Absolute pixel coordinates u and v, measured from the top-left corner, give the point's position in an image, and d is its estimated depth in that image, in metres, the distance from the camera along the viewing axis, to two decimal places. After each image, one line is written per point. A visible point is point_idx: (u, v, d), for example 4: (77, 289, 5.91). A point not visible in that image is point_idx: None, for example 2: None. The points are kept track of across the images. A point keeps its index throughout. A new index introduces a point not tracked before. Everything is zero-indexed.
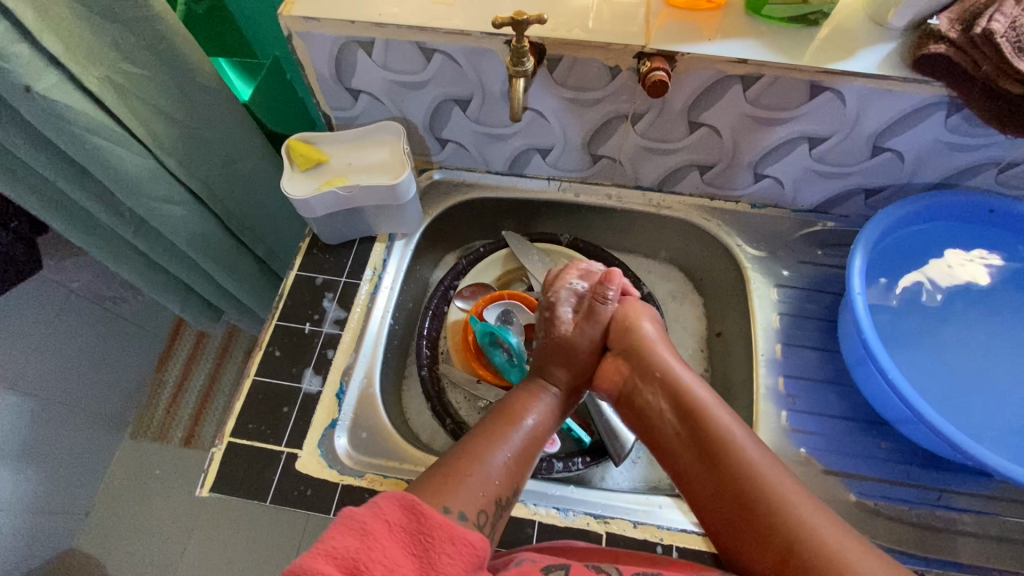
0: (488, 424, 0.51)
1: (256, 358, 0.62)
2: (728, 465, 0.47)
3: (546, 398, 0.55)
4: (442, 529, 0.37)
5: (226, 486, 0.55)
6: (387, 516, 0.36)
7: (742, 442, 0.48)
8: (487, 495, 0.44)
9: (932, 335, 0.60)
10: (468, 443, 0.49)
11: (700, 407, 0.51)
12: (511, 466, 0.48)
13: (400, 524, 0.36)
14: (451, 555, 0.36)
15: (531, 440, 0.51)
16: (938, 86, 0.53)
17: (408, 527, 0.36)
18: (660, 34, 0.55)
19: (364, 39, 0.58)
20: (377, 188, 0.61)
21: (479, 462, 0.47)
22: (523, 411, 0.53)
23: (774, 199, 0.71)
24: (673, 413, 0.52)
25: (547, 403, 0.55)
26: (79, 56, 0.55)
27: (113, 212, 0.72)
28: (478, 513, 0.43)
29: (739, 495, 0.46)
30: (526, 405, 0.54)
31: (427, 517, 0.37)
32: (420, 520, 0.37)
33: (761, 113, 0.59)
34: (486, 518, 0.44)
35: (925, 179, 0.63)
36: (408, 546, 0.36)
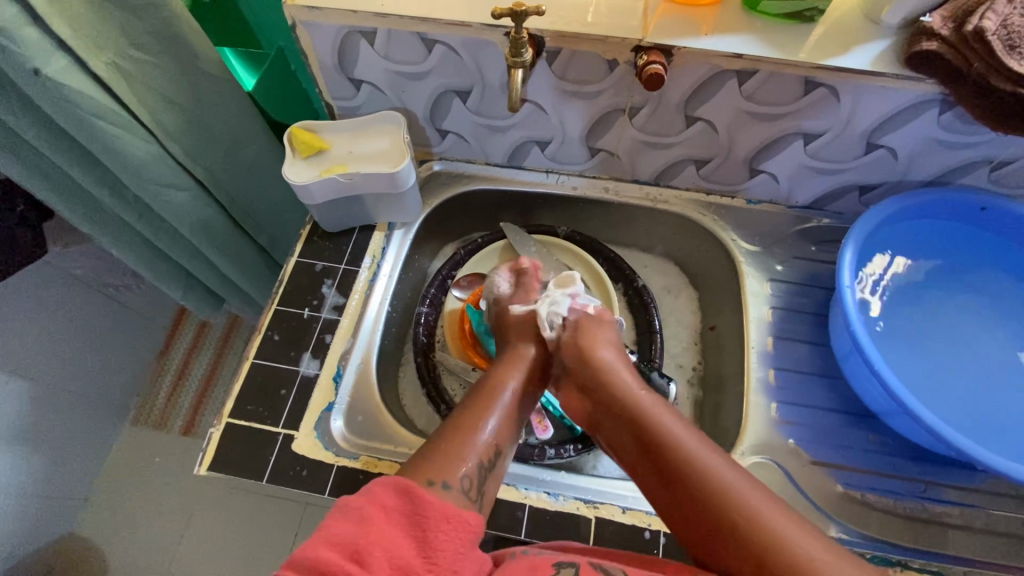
0: (474, 398, 0.53)
1: (255, 342, 0.63)
2: (677, 461, 0.47)
3: (522, 371, 0.57)
4: (437, 510, 0.38)
5: (224, 465, 0.56)
6: (385, 502, 0.38)
7: (683, 438, 0.48)
8: (472, 462, 0.46)
9: (921, 331, 0.61)
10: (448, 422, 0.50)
11: (646, 413, 0.51)
12: (495, 434, 0.50)
13: (397, 510, 0.38)
14: (447, 533, 0.37)
15: (513, 410, 0.53)
16: (930, 83, 0.53)
17: (405, 510, 0.38)
18: (657, 28, 0.56)
19: (366, 29, 0.59)
20: (377, 177, 0.62)
21: (465, 432, 0.48)
22: (504, 384, 0.55)
23: (770, 195, 0.71)
24: (635, 445, 0.51)
25: (524, 372, 0.57)
26: (87, 41, 0.56)
27: (118, 197, 0.73)
28: (463, 479, 0.45)
29: (699, 498, 0.45)
30: (505, 378, 0.55)
31: (422, 498, 0.38)
32: (415, 501, 0.38)
33: (756, 108, 0.60)
34: (470, 480, 0.45)
35: (918, 177, 0.64)
36: (406, 529, 0.37)
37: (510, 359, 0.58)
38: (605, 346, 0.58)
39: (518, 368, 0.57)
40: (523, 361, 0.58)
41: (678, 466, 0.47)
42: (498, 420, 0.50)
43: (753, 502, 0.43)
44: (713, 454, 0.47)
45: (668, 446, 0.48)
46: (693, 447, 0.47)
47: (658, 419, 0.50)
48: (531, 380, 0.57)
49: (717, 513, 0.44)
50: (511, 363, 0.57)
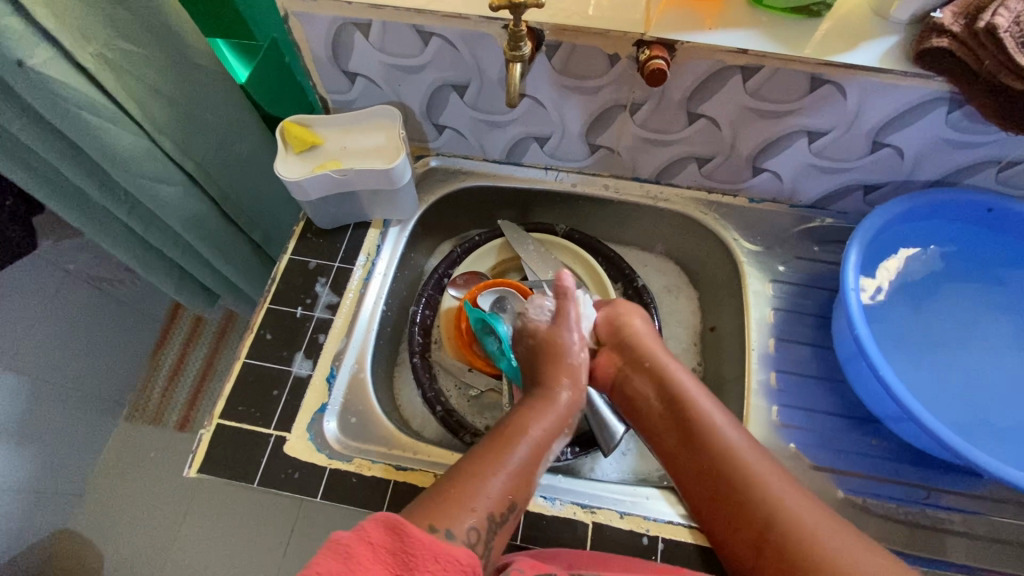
0: (490, 443, 0.50)
1: (247, 341, 0.62)
2: (711, 442, 0.53)
3: (557, 415, 0.54)
4: (426, 548, 0.36)
5: (215, 467, 0.55)
6: (372, 538, 0.36)
7: (721, 424, 0.54)
8: (483, 514, 0.44)
9: (925, 334, 0.60)
10: (464, 462, 0.48)
11: (686, 395, 0.57)
12: (511, 488, 0.47)
13: (384, 546, 0.35)
14: (436, 573, 0.35)
15: (532, 461, 0.50)
16: (940, 81, 0.52)
17: (392, 548, 0.35)
18: (660, 22, 0.54)
19: (361, 21, 0.57)
20: (371, 173, 0.60)
21: (478, 481, 0.46)
22: (529, 429, 0.52)
23: (773, 193, 0.70)
24: (659, 403, 0.58)
25: (554, 419, 0.54)
26: (73, 32, 0.55)
27: (107, 191, 0.71)
28: (471, 532, 0.42)
29: (728, 482, 0.51)
30: (529, 426, 0.52)
31: (412, 537, 0.36)
32: (404, 539, 0.36)
33: (761, 105, 0.58)
34: (479, 536, 0.43)
35: (925, 177, 0.63)
36: (392, 566, 0.35)
37: (541, 405, 0.55)
38: (639, 316, 0.64)
39: (550, 413, 0.54)
40: (553, 405, 0.55)
41: (723, 455, 0.52)
42: (513, 476, 0.47)
43: (786, 497, 0.49)
44: (749, 444, 0.53)
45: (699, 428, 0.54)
46: (734, 437, 0.53)
47: (694, 401, 0.56)
48: (559, 425, 0.54)
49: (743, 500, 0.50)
50: (545, 403, 0.55)
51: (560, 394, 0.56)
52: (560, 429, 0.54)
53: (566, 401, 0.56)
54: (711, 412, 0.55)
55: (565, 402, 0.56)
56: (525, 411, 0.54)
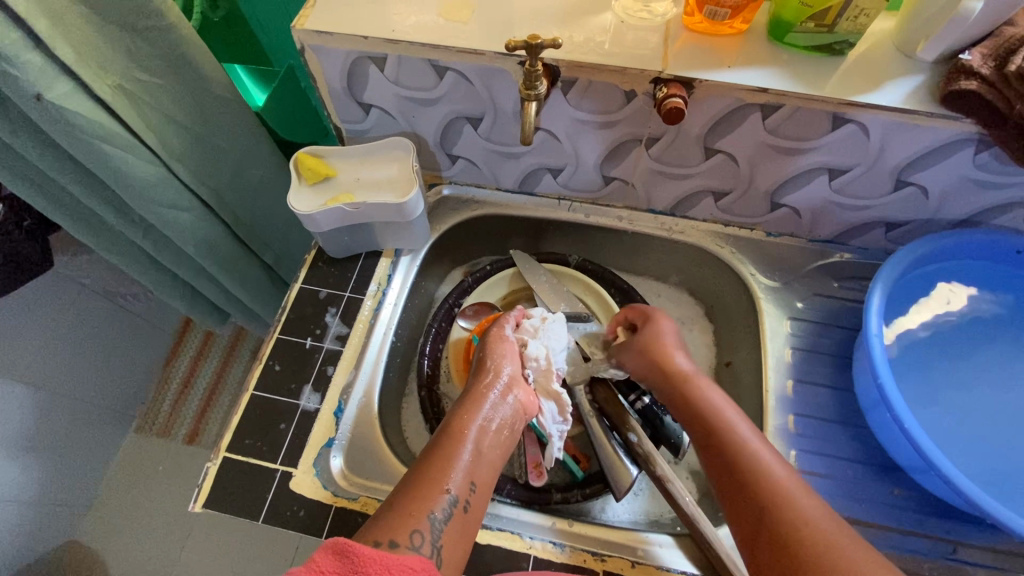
0: (432, 454, 0.48)
1: (255, 372, 0.61)
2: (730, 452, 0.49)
3: (489, 404, 0.52)
4: (377, 563, 0.34)
5: (220, 503, 0.55)
6: (320, 567, 0.33)
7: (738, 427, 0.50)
8: (427, 517, 0.42)
9: (954, 381, 0.58)
10: (416, 466, 0.47)
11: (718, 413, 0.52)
12: (458, 483, 0.45)
13: (334, 572, 0.33)
14: None
15: (477, 456, 0.48)
16: (968, 123, 0.51)
17: (343, 571, 0.33)
18: (678, 59, 0.54)
19: (377, 55, 0.57)
20: (383, 206, 0.60)
21: (420, 489, 0.44)
22: (468, 427, 0.50)
23: (791, 228, 0.68)
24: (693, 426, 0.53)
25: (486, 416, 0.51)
26: (91, 65, 0.55)
27: (122, 217, 0.72)
28: (416, 536, 0.41)
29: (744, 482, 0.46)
30: (467, 417, 0.51)
31: (360, 555, 0.34)
32: (353, 560, 0.34)
33: (781, 142, 0.57)
34: (426, 540, 0.41)
35: (950, 216, 0.61)
36: None
37: (466, 401, 0.53)
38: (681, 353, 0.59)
39: (479, 411, 0.51)
40: (484, 399, 0.53)
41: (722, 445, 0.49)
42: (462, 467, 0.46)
43: (807, 508, 0.43)
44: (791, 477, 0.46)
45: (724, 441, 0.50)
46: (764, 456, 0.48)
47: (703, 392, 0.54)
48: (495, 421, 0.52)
49: (773, 508, 0.44)
50: (474, 397, 0.53)
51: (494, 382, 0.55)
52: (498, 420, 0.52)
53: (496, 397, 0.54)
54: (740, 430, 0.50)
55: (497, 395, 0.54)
56: (461, 406, 0.53)
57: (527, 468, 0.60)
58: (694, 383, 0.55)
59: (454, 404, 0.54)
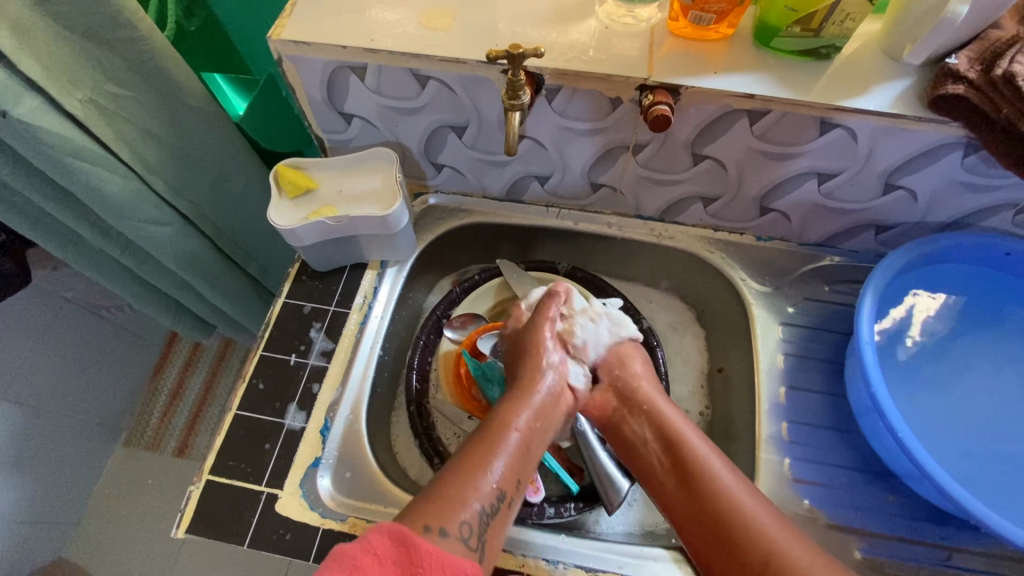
0: (477, 445, 0.49)
1: (239, 391, 0.60)
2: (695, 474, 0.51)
3: (538, 401, 0.53)
4: (433, 558, 0.37)
5: (204, 528, 0.53)
6: (378, 549, 0.37)
7: (702, 450, 0.52)
8: (474, 508, 0.44)
9: (945, 384, 0.57)
10: (461, 457, 0.48)
11: (683, 437, 0.54)
12: (502, 479, 0.47)
13: (390, 558, 0.37)
14: None
15: (522, 450, 0.50)
16: (956, 126, 0.50)
17: (399, 560, 0.37)
18: (663, 66, 0.53)
19: (356, 65, 0.56)
20: (367, 219, 0.58)
21: (463, 480, 0.46)
22: (514, 422, 0.51)
23: (780, 232, 0.68)
24: (657, 444, 0.54)
25: (534, 409, 0.52)
26: (60, 80, 0.53)
27: (99, 233, 0.70)
28: (464, 527, 0.43)
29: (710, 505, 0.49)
30: (515, 413, 0.51)
31: (417, 547, 0.38)
32: (411, 550, 0.37)
33: (769, 147, 0.56)
34: (473, 531, 0.43)
35: (939, 218, 0.61)
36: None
37: (515, 395, 0.53)
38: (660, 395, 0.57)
39: (528, 404, 0.52)
40: (533, 393, 0.53)
41: (689, 468, 0.52)
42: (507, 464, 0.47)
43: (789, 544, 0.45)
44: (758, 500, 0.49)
45: (691, 466, 0.52)
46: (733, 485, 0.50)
47: (665, 413, 0.56)
48: (543, 416, 0.52)
49: (744, 542, 0.46)
50: (523, 391, 0.53)
51: (542, 379, 0.54)
52: (546, 417, 0.53)
53: (545, 389, 0.54)
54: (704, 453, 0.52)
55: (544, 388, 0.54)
56: (509, 400, 0.53)
57: None
58: (658, 407, 0.56)
59: (500, 397, 0.54)
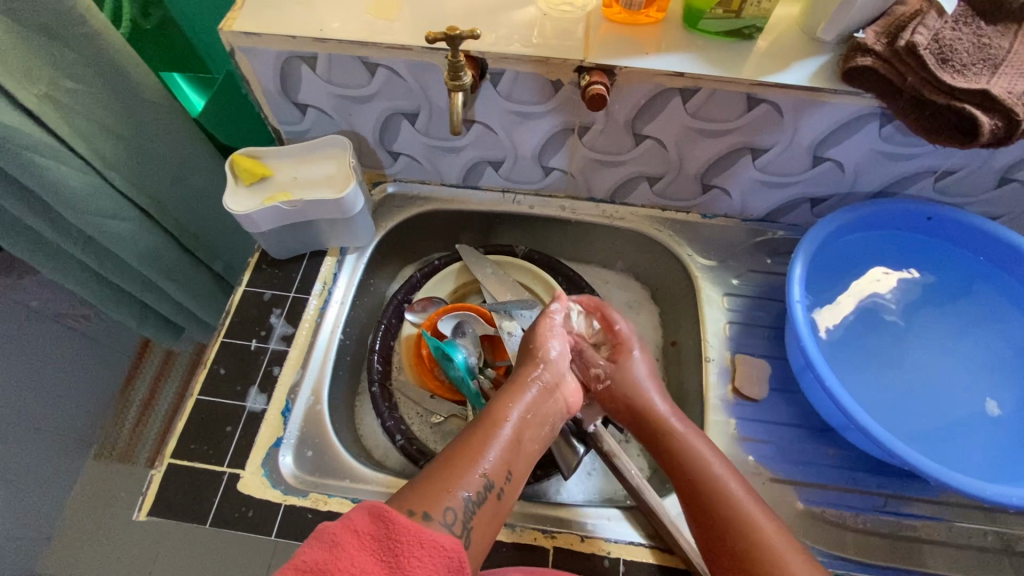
0: (469, 436, 0.47)
1: (200, 377, 0.61)
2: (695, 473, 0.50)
3: (530, 397, 0.51)
4: (410, 533, 0.35)
5: (167, 510, 0.54)
6: (357, 525, 0.35)
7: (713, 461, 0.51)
8: (461, 495, 0.42)
9: (879, 342, 0.61)
10: (452, 448, 0.47)
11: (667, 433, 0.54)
12: (491, 469, 0.45)
13: (370, 534, 0.35)
14: (420, 558, 0.34)
15: (514, 444, 0.48)
16: (869, 97, 0.54)
17: (378, 535, 0.35)
18: (599, 48, 0.56)
19: (306, 54, 0.58)
20: (321, 203, 0.60)
21: (454, 466, 0.44)
22: (506, 416, 0.49)
23: (724, 209, 0.71)
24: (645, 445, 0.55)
25: (528, 402, 0.51)
26: (13, 74, 0.54)
27: (59, 230, 0.70)
28: (449, 512, 0.41)
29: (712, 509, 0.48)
30: (507, 406, 0.50)
31: (396, 522, 0.35)
32: (389, 526, 0.35)
33: (703, 124, 0.60)
34: (458, 517, 0.41)
35: (866, 188, 0.64)
36: (377, 553, 0.34)
37: (508, 390, 0.52)
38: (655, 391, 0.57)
39: (521, 395, 0.51)
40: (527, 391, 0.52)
41: (696, 477, 0.50)
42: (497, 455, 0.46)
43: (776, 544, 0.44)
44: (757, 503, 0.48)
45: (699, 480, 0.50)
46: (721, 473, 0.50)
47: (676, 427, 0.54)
48: (534, 416, 0.51)
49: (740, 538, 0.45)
50: (517, 388, 0.52)
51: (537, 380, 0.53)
52: (540, 413, 0.51)
53: (540, 389, 0.52)
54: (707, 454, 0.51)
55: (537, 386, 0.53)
56: (504, 395, 0.52)
57: None
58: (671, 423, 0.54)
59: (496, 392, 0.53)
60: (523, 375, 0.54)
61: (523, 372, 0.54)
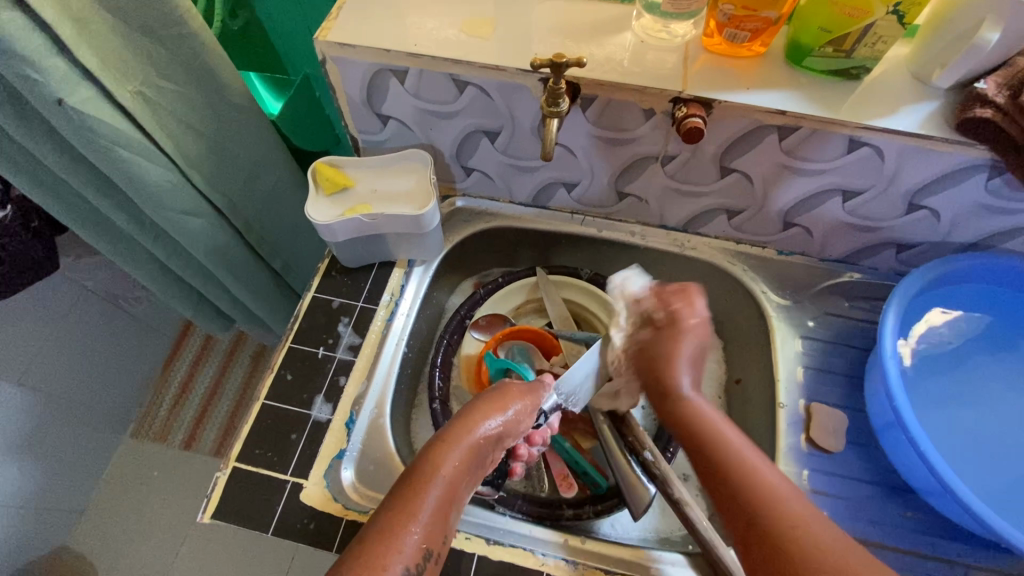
0: (400, 490, 0.43)
1: (267, 381, 0.61)
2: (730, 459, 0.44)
3: (466, 444, 0.47)
4: None
5: (230, 514, 0.54)
6: None
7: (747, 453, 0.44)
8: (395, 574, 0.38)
9: (964, 401, 0.58)
10: (383, 508, 0.42)
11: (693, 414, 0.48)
12: (427, 537, 0.41)
13: None
14: None
15: (450, 499, 0.44)
16: (982, 149, 0.51)
17: None
18: (697, 80, 0.54)
19: (398, 68, 0.58)
20: (400, 217, 0.60)
21: (390, 536, 0.40)
22: (438, 469, 0.45)
23: (802, 247, 0.69)
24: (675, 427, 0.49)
25: (465, 451, 0.47)
26: (112, 71, 0.55)
27: (134, 222, 0.71)
28: None
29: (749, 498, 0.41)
30: (442, 457, 0.46)
31: None
32: None
33: (797, 162, 0.58)
34: None
35: (960, 239, 0.62)
36: None
37: (440, 437, 0.48)
38: (688, 374, 0.50)
39: (457, 445, 0.47)
40: (462, 441, 0.48)
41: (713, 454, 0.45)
42: (432, 518, 0.42)
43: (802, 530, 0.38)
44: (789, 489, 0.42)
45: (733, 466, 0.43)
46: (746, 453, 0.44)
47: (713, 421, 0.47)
48: (469, 461, 0.47)
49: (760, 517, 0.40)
50: (451, 439, 0.47)
51: (475, 428, 0.49)
52: (476, 457, 0.48)
53: (478, 434, 0.49)
54: (741, 447, 0.45)
55: (483, 432, 0.50)
56: (439, 439, 0.48)
57: (555, 481, 0.63)
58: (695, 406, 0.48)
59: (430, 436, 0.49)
60: (471, 415, 0.51)
61: (472, 414, 0.51)
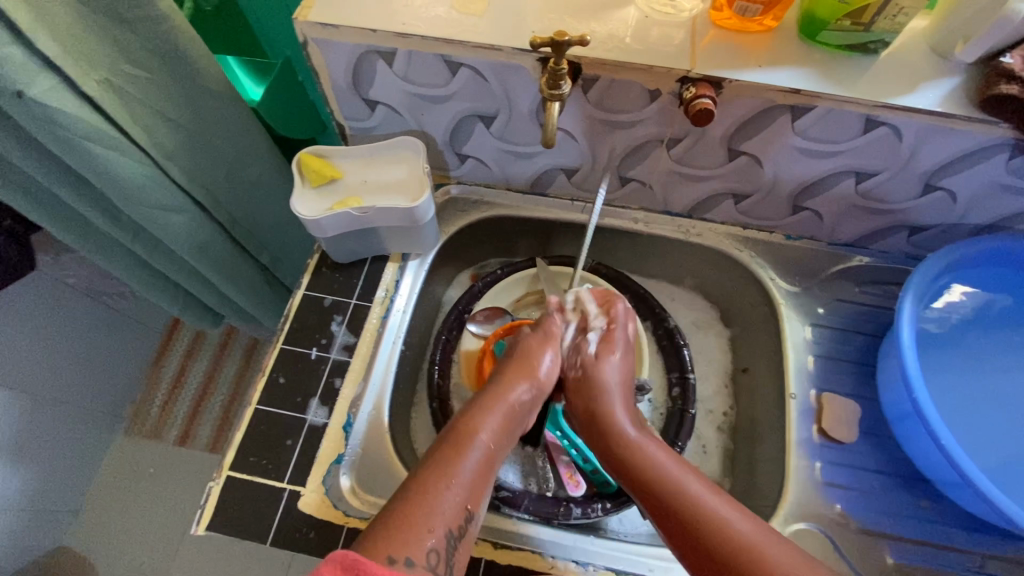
0: (436, 454, 0.46)
1: (259, 384, 0.58)
2: (687, 486, 0.46)
3: (500, 413, 0.50)
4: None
5: (226, 525, 0.52)
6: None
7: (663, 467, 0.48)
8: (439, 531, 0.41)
9: (979, 389, 0.57)
10: (420, 469, 0.45)
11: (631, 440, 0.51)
12: (465, 496, 0.44)
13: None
14: None
15: (485, 466, 0.47)
16: (1004, 127, 0.49)
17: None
18: (705, 57, 0.51)
19: (385, 49, 0.54)
20: (393, 210, 0.57)
21: (432, 495, 0.43)
22: (473, 435, 0.48)
23: (811, 231, 0.66)
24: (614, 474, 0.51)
25: (502, 416, 0.50)
26: (76, 58, 0.51)
27: (111, 218, 0.67)
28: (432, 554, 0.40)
29: (671, 505, 0.45)
30: (480, 424, 0.49)
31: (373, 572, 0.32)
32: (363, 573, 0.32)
33: (809, 144, 0.55)
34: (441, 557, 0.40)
35: (974, 221, 0.59)
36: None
37: (480, 402, 0.51)
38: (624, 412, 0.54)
39: (496, 410, 0.50)
40: (497, 407, 0.51)
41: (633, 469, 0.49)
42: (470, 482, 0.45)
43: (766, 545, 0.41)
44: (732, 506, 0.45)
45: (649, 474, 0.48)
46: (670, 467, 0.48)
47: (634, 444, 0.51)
48: (505, 431, 0.50)
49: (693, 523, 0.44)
50: (490, 402, 0.51)
51: (514, 391, 0.52)
52: (512, 423, 0.51)
53: (514, 399, 0.52)
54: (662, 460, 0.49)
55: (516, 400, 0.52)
56: (475, 406, 0.51)
57: (562, 479, 0.61)
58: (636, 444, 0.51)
59: (465, 405, 0.52)
60: (507, 383, 0.53)
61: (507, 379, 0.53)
